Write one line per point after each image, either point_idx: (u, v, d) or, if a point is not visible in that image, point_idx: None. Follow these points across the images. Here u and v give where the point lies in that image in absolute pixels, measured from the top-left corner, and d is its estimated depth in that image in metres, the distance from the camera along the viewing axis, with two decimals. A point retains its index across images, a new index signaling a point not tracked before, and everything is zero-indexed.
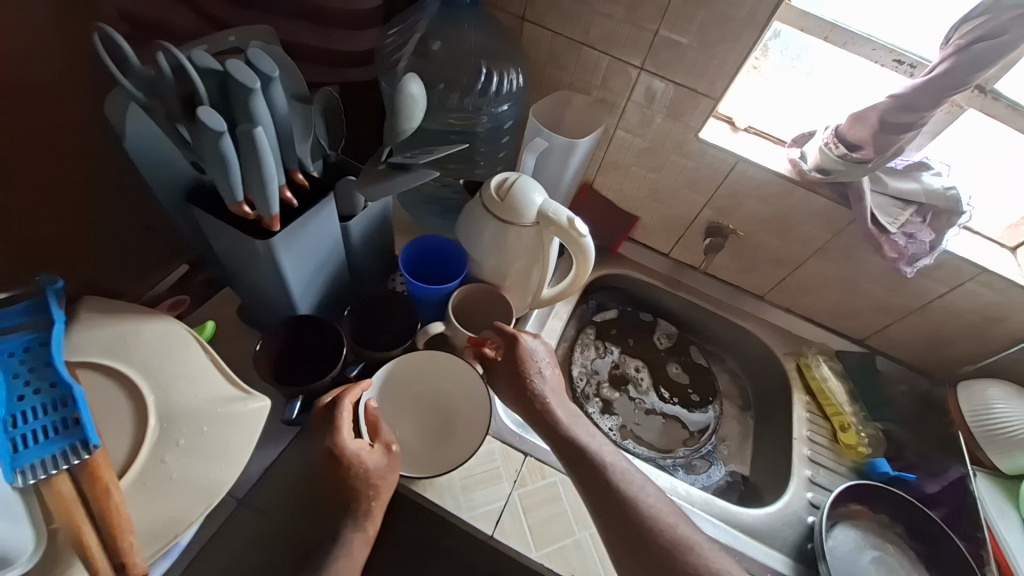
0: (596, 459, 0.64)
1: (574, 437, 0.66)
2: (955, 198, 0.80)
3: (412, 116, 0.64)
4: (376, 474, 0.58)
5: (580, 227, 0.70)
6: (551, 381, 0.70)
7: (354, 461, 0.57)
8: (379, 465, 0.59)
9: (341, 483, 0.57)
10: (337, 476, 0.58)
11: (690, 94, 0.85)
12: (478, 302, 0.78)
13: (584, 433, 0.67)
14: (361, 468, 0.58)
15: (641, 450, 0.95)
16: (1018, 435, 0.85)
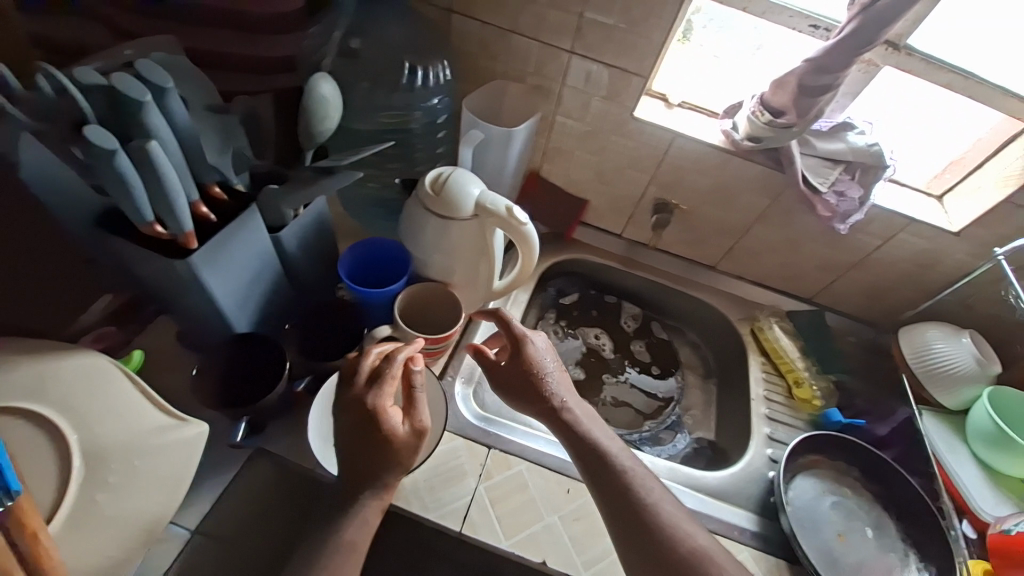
0: (616, 463, 0.64)
1: (595, 440, 0.66)
2: (879, 153, 0.83)
3: (327, 117, 0.70)
4: (406, 452, 0.56)
5: (520, 215, 0.71)
6: (562, 381, 0.71)
7: (392, 434, 0.55)
8: (407, 442, 0.56)
9: (366, 458, 0.55)
10: (367, 449, 0.55)
11: (622, 73, 0.86)
12: (430, 301, 0.76)
13: (604, 437, 0.67)
14: (392, 443, 0.55)
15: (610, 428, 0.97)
16: (959, 371, 0.87)
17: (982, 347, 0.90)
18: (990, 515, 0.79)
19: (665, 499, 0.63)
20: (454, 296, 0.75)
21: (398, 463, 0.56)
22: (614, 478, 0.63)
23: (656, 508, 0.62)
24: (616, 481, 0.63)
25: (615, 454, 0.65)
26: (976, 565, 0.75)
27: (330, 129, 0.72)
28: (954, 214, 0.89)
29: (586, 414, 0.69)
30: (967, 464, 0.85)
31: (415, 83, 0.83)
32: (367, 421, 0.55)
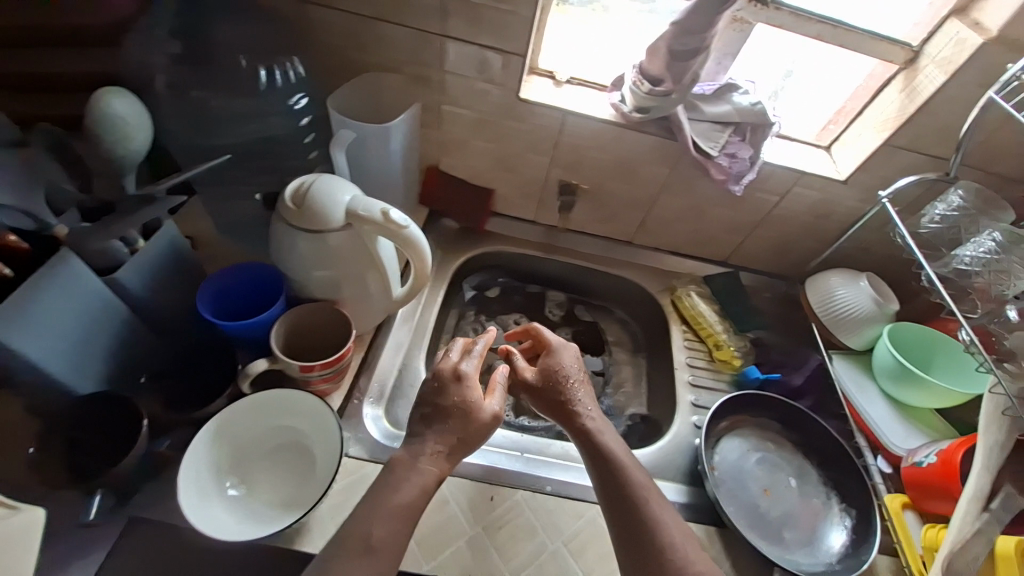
0: (628, 476, 0.66)
1: (609, 454, 0.69)
2: (762, 112, 0.84)
3: (130, 136, 0.62)
4: (483, 420, 0.64)
5: (400, 218, 0.66)
6: (585, 396, 0.75)
7: (474, 405, 0.63)
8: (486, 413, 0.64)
9: (446, 423, 0.63)
10: (450, 415, 0.63)
11: (499, 53, 0.81)
12: (314, 325, 0.71)
13: (621, 453, 0.69)
14: (472, 413, 0.63)
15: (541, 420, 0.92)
16: (859, 314, 0.90)
17: (879, 287, 0.93)
18: (900, 448, 0.81)
19: (671, 518, 0.64)
20: (342, 313, 0.70)
21: (468, 433, 0.63)
22: (624, 492, 0.65)
23: (659, 526, 0.62)
24: (629, 496, 0.65)
25: (631, 468, 0.67)
26: (894, 500, 0.77)
27: (138, 156, 0.64)
28: (841, 161, 0.90)
29: (601, 425, 0.72)
30: (876, 400, 0.87)
31: (260, 85, 0.71)
32: (456, 390, 0.64)
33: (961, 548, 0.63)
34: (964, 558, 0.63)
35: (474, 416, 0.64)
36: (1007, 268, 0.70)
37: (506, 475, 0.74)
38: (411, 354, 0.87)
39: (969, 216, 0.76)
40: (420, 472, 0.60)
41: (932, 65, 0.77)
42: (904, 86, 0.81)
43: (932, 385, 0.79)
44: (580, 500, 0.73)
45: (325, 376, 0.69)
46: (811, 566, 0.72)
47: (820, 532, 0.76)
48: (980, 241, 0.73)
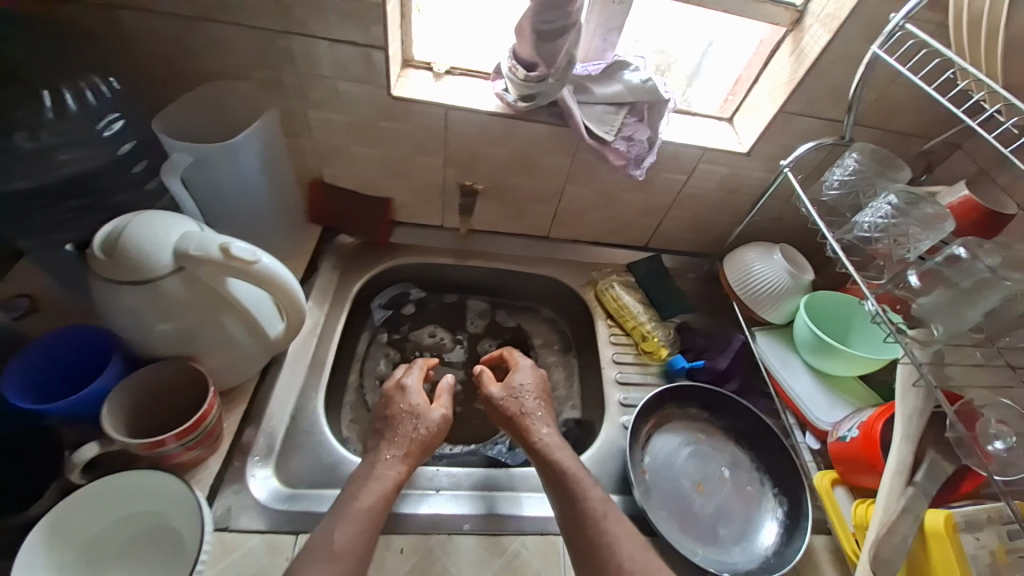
0: (578, 487, 0.66)
1: (561, 466, 0.68)
2: (654, 88, 0.78)
3: None
4: (429, 422, 0.73)
5: (243, 252, 0.59)
6: (542, 411, 0.75)
7: (419, 407, 0.74)
8: (430, 416, 0.73)
9: (399, 430, 0.71)
10: (403, 420, 0.72)
11: (355, 47, 0.72)
12: (166, 388, 0.66)
13: (574, 465, 0.69)
14: (422, 419, 0.73)
15: (459, 448, 0.87)
16: (777, 289, 0.87)
17: (794, 257, 0.90)
18: (825, 422, 0.79)
19: (624, 537, 0.62)
20: (196, 369, 0.64)
21: (420, 437, 0.72)
22: (578, 510, 0.65)
23: (610, 544, 0.61)
24: (584, 516, 0.64)
25: (586, 486, 0.66)
26: (824, 477, 0.75)
27: None
28: (743, 133, 0.86)
29: (560, 444, 0.71)
30: (801, 373, 0.85)
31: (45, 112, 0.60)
32: (401, 398, 0.75)
33: (888, 532, 0.60)
34: (891, 542, 0.60)
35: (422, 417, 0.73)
36: (904, 230, 0.67)
37: (420, 525, 0.69)
38: (306, 396, 0.80)
39: (866, 179, 0.74)
40: (380, 478, 0.66)
41: (816, 24, 0.73)
42: (792, 49, 0.77)
43: (847, 354, 0.78)
44: (497, 534, 0.70)
45: (205, 432, 0.64)
46: (746, 563, 0.70)
47: (754, 524, 0.73)
48: (878, 205, 0.69)
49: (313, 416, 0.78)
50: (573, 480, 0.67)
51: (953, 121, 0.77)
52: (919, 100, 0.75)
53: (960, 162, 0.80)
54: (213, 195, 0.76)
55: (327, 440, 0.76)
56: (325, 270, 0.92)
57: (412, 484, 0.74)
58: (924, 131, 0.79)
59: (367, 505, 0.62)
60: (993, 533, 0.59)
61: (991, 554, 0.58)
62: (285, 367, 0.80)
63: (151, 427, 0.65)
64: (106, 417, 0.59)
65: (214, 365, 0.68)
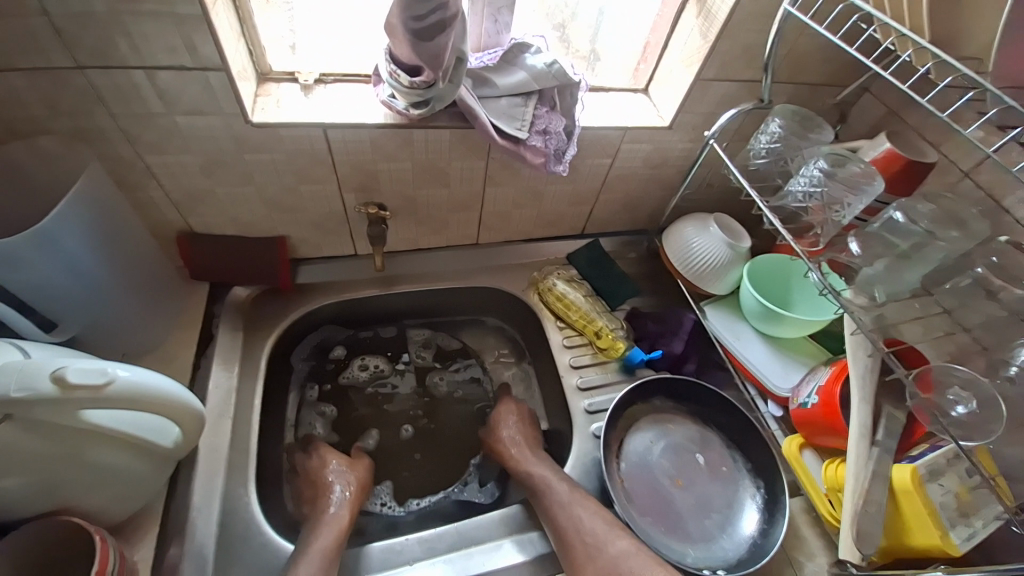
0: (550, 489, 0.69)
1: (536, 476, 0.72)
2: (561, 71, 0.69)
3: None
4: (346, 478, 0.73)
5: (86, 375, 0.46)
6: (525, 434, 0.79)
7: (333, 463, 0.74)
8: (351, 469, 0.74)
9: (329, 493, 0.70)
10: (329, 485, 0.71)
11: (184, 73, 0.57)
12: (45, 555, 0.52)
13: (550, 473, 0.72)
14: (349, 475, 0.73)
15: (429, 500, 0.80)
16: (719, 262, 0.84)
17: (730, 225, 0.87)
18: (783, 389, 0.79)
19: (592, 516, 0.65)
20: (71, 519, 0.51)
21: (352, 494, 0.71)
22: (548, 504, 0.68)
23: (580, 524, 0.65)
24: (560, 514, 0.66)
25: (551, 481, 0.70)
26: (792, 442, 0.75)
27: None
28: (661, 104, 0.80)
29: (531, 457, 0.75)
30: (753, 342, 0.84)
31: None
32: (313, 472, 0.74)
33: (864, 502, 0.61)
34: (868, 512, 0.61)
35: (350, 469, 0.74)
36: (837, 197, 0.65)
37: None
38: (234, 496, 0.67)
39: (790, 143, 0.72)
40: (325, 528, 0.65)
41: None
42: (699, 10, 0.71)
43: (792, 319, 0.77)
44: None
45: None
46: (735, 552, 0.70)
47: (736, 508, 0.73)
48: (809, 171, 0.67)
49: (248, 517, 0.66)
50: (539, 480, 0.71)
51: (860, 67, 0.76)
52: (828, 49, 0.72)
53: (868, 106, 0.79)
54: (43, 290, 0.59)
55: (272, 539, 0.66)
56: (223, 336, 0.77)
57: (385, 566, 0.66)
58: (833, 80, 0.77)
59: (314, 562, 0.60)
60: (955, 476, 0.62)
61: (955, 496, 0.61)
62: (201, 468, 0.67)
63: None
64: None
65: (98, 503, 0.55)
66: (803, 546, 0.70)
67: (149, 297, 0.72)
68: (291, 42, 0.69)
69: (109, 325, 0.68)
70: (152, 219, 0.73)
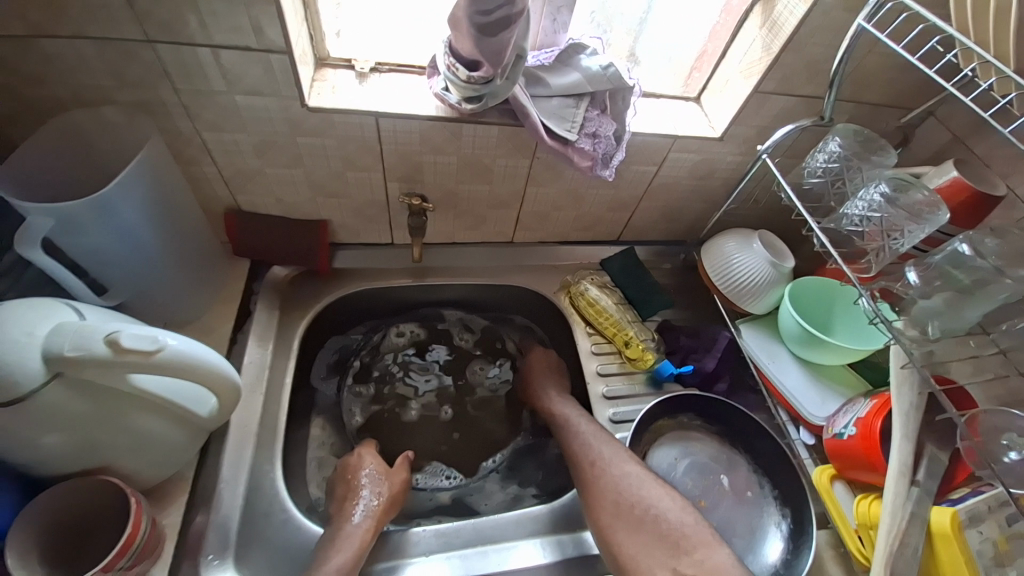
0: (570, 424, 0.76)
1: (558, 411, 0.79)
2: (616, 75, 0.68)
3: None
4: (376, 492, 0.71)
5: (138, 341, 0.47)
6: (553, 375, 0.87)
7: (370, 475, 0.72)
8: (387, 479, 0.73)
9: (357, 496, 0.70)
10: (358, 489, 0.71)
11: (248, 54, 0.58)
12: (84, 512, 0.54)
13: (570, 409, 0.79)
14: (383, 485, 0.72)
15: (497, 459, 0.84)
16: (760, 280, 0.81)
17: (774, 243, 0.85)
18: (818, 417, 0.77)
19: (603, 443, 0.72)
20: (107, 481, 0.53)
21: (380, 505, 0.69)
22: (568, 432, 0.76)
23: (592, 450, 0.72)
24: (577, 446, 0.73)
25: (570, 417, 0.77)
26: (823, 473, 0.73)
27: None
28: (714, 115, 0.78)
29: (558, 400, 0.81)
30: (789, 366, 0.81)
31: None
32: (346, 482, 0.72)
33: (900, 545, 0.59)
34: (904, 554, 0.59)
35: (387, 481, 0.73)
36: (897, 223, 0.62)
37: None
38: (260, 472, 0.68)
39: (849, 164, 0.69)
40: (343, 549, 0.62)
41: None
42: (764, 20, 0.69)
43: (836, 346, 0.74)
44: None
45: (139, 548, 0.52)
46: None
47: (759, 535, 0.71)
48: (868, 195, 0.65)
49: (272, 493, 0.67)
50: (560, 417, 0.78)
51: (928, 89, 0.72)
52: (897, 69, 0.69)
53: (932, 131, 0.75)
54: (96, 256, 0.61)
55: (294, 517, 0.67)
56: (259, 314, 0.79)
57: (397, 555, 0.67)
58: (898, 100, 0.73)
59: (343, 562, 0.61)
60: (994, 523, 0.59)
61: (993, 545, 0.58)
62: (230, 441, 0.68)
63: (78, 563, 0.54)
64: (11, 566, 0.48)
65: (134, 469, 0.56)
66: None
67: (193, 270, 0.73)
68: (348, 27, 0.70)
69: (156, 294, 0.70)
70: (201, 193, 0.75)
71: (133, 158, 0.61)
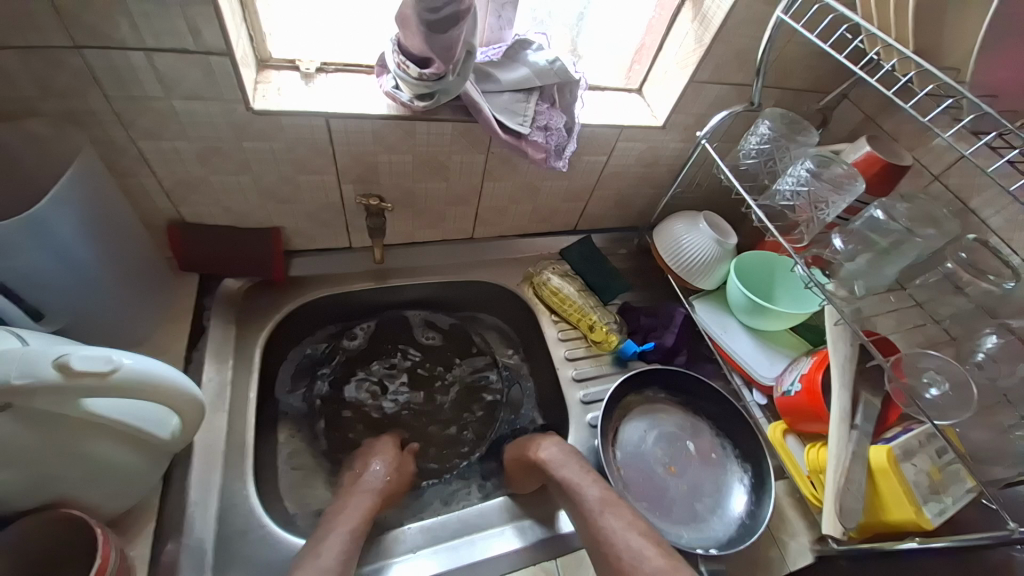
0: (579, 493, 0.66)
1: (562, 479, 0.67)
2: (563, 69, 0.71)
3: None
4: (384, 469, 0.72)
5: (91, 362, 0.44)
6: (550, 446, 0.72)
7: (380, 454, 0.75)
8: (393, 462, 0.74)
9: (366, 469, 0.72)
10: (367, 463, 0.73)
11: (185, 57, 0.55)
12: (46, 550, 0.51)
13: (571, 471, 0.68)
14: (393, 470, 0.73)
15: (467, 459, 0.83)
16: (708, 258, 0.87)
17: (718, 223, 0.90)
18: (768, 377, 0.83)
19: (604, 510, 0.63)
20: (70, 517, 0.49)
21: (387, 485, 0.71)
22: (580, 508, 0.65)
23: (603, 508, 0.63)
24: (582, 513, 0.64)
25: (577, 486, 0.66)
26: (776, 429, 0.80)
27: None
28: (655, 104, 0.82)
29: (557, 455, 0.70)
30: (739, 334, 0.88)
31: None
32: (360, 457, 0.75)
33: (845, 481, 0.67)
34: (849, 490, 0.67)
35: (399, 465, 0.74)
36: (822, 196, 0.69)
37: None
38: (232, 489, 0.66)
39: (778, 144, 0.76)
40: (350, 506, 0.66)
41: None
42: (694, 14, 0.73)
43: (778, 312, 0.80)
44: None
45: None
46: (725, 532, 0.73)
47: (725, 491, 0.77)
48: (797, 171, 0.71)
49: (247, 510, 0.65)
50: (563, 481, 0.67)
51: (842, 74, 0.79)
52: (813, 56, 0.75)
53: (847, 112, 0.83)
54: (29, 278, 0.56)
55: (272, 532, 0.64)
56: (215, 330, 0.76)
57: (386, 553, 0.66)
58: (816, 85, 0.81)
59: (350, 524, 0.63)
60: (926, 456, 0.67)
61: (928, 475, 0.66)
62: (195, 463, 0.65)
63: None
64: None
65: (95, 500, 0.53)
66: (786, 527, 0.73)
67: (140, 288, 0.69)
68: (290, 28, 0.68)
69: (100, 318, 0.65)
70: (141, 207, 0.70)
71: (64, 173, 0.57)
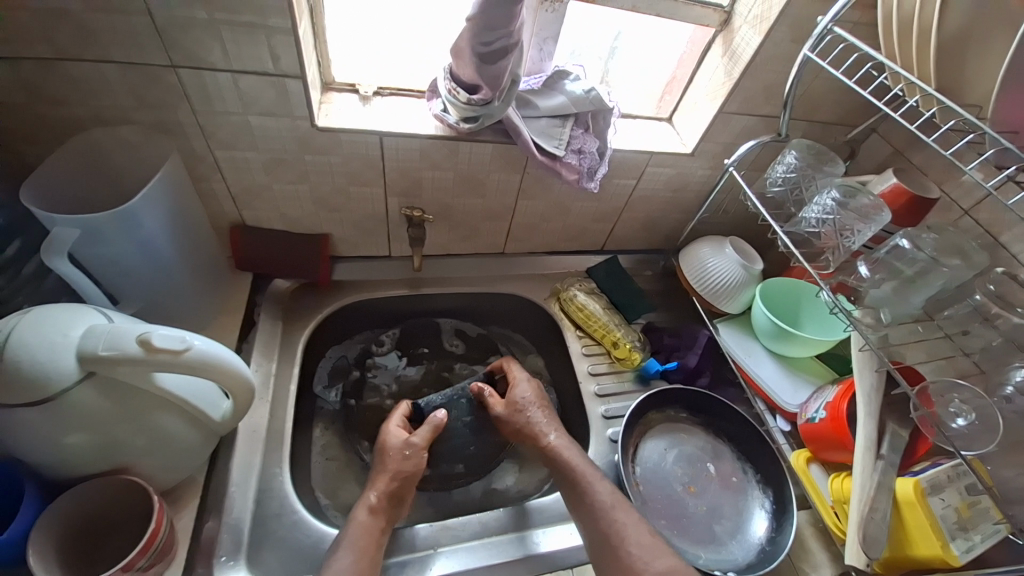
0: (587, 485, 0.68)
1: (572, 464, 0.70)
2: (597, 98, 0.76)
3: None
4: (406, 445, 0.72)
5: (168, 341, 0.50)
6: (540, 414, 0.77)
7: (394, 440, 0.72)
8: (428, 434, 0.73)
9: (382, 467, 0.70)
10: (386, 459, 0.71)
11: (264, 78, 0.63)
12: (108, 510, 0.56)
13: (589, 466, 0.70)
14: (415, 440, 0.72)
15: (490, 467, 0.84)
16: (732, 282, 0.89)
17: (744, 248, 0.93)
18: (792, 404, 0.83)
19: (618, 508, 0.66)
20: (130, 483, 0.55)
21: (419, 453, 0.71)
22: (585, 503, 0.67)
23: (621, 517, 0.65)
24: (591, 505, 0.66)
25: (588, 474, 0.69)
26: (799, 457, 0.79)
27: None
28: (684, 132, 0.86)
29: (566, 442, 0.73)
30: (764, 359, 0.88)
31: None
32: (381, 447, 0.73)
33: (869, 509, 0.65)
34: (874, 519, 0.65)
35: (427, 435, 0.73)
36: (848, 224, 0.71)
37: None
38: (270, 474, 0.70)
39: (805, 174, 0.78)
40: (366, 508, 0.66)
41: (745, 26, 0.74)
42: (724, 49, 0.78)
43: (804, 339, 0.81)
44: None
45: (161, 546, 0.54)
46: (744, 556, 0.72)
47: (745, 515, 0.76)
48: (822, 200, 0.73)
49: (283, 495, 0.69)
50: (576, 467, 0.70)
51: (869, 110, 0.82)
52: (840, 91, 0.78)
53: (875, 145, 0.85)
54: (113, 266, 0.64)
55: (304, 518, 0.68)
56: (264, 324, 0.82)
57: (409, 549, 0.69)
58: (845, 119, 0.83)
59: (368, 523, 0.64)
60: (955, 491, 0.66)
61: (957, 511, 0.65)
62: (239, 447, 0.70)
63: (94, 569, 0.55)
64: (35, 563, 0.49)
65: (152, 471, 0.58)
66: (809, 558, 0.72)
67: (202, 281, 0.76)
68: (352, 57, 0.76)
69: (165, 306, 0.72)
70: (209, 210, 0.78)
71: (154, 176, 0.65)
